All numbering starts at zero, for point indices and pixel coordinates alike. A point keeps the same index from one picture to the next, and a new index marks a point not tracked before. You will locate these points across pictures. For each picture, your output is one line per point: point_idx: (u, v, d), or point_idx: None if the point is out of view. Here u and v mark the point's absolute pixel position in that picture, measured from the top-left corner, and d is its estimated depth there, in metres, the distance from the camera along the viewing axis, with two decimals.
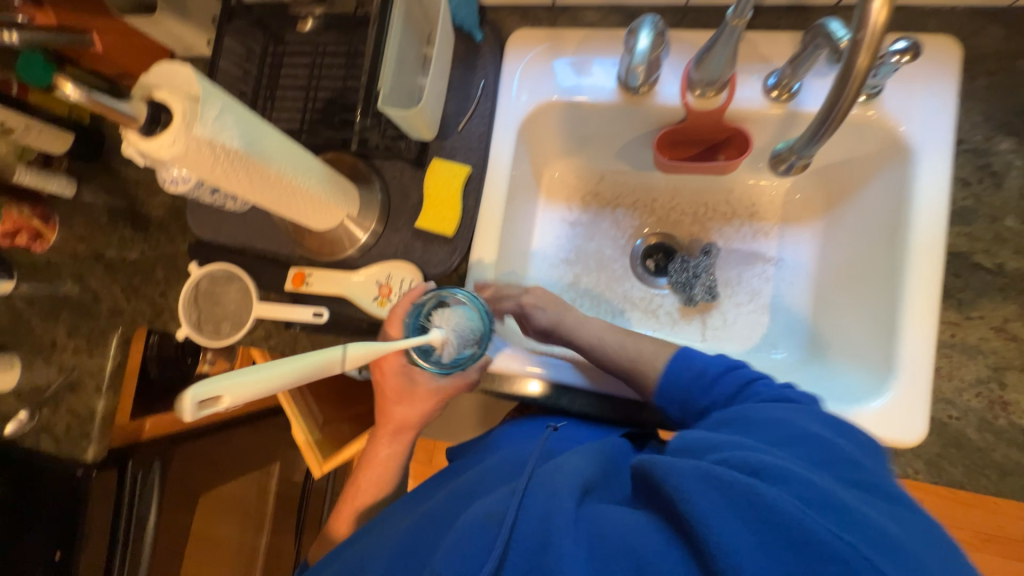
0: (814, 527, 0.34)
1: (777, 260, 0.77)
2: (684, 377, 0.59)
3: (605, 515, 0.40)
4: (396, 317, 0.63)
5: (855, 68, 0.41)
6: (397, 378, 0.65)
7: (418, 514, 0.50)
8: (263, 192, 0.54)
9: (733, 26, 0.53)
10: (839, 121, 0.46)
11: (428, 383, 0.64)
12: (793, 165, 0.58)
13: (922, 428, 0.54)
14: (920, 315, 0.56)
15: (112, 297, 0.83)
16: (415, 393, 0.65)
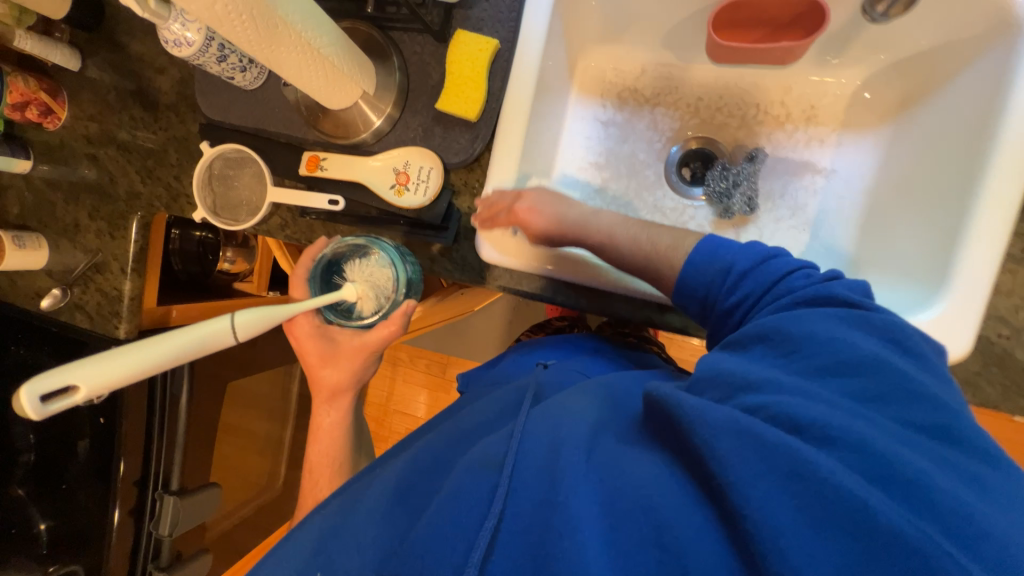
0: (864, 502, 0.30)
1: (830, 171, 0.69)
2: (698, 276, 0.52)
3: (617, 462, 0.38)
4: (301, 279, 0.64)
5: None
6: (316, 341, 0.66)
7: (430, 443, 0.53)
8: (272, 45, 0.48)
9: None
10: None
11: (352, 340, 0.65)
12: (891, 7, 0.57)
13: (971, 342, 0.51)
14: (994, 219, 0.51)
15: (128, 180, 0.82)
16: (339, 352, 0.66)
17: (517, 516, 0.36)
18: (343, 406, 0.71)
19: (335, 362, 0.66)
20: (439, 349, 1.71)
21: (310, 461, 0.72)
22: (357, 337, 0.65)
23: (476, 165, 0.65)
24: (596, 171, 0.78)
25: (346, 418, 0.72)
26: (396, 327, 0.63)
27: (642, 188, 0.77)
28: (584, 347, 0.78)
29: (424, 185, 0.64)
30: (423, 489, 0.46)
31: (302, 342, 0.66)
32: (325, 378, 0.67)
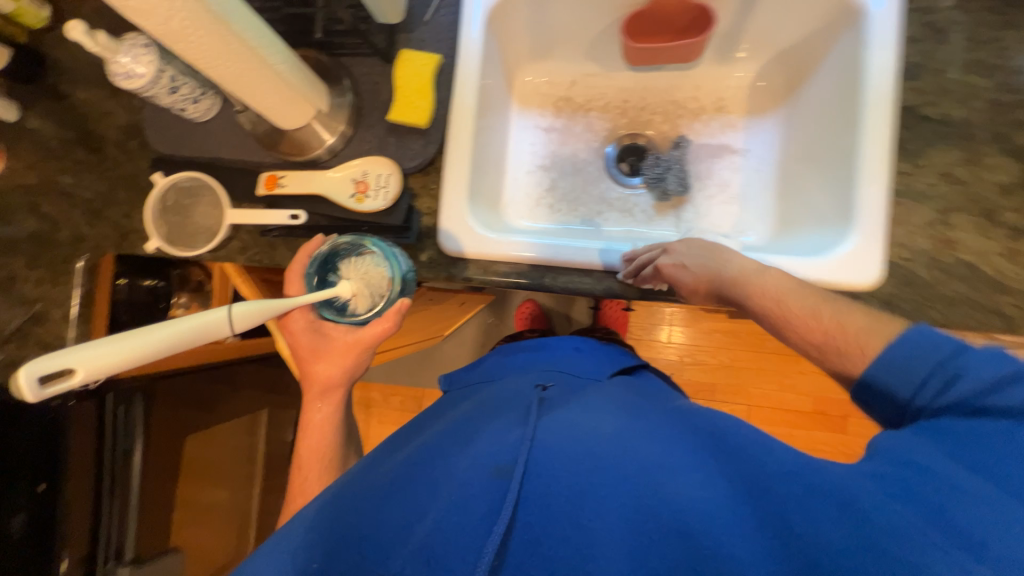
0: (860, 543, 0.37)
1: (745, 150, 0.80)
2: (890, 378, 0.46)
3: (650, 489, 0.42)
4: (297, 273, 0.65)
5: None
6: (309, 336, 0.66)
7: (434, 437, 0.55)
8: (225, 61, 0.52)
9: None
10: None
11: (344, 337, 0.66)
12: None
13: (879, 271, 0.58)
14: (875, 165, 0.59)
15: (71, 223, 0.79)
16: (331, 349, 0.66)
17: (541, 526, 0.41)
18: (336, 399, 0.73)
19: (327, 356, 0.67)
20: (413, 383, 1.67)
21: (303, 453, 0.74)
22: (348, 332, 0.65)
23: (432, 169, 0.70)
24: (545, 173, 0.85)
25: (336, 413, 0.74)
26: (390, 325, 0.64)
27: (587, 182, 0.85)
28: (568, 347, 0.79)
29: (383, 190, 0.67)
30: (425, 481, 0.47)
31: (295, 337, 0.66)
32: (318, 372, 0.68)
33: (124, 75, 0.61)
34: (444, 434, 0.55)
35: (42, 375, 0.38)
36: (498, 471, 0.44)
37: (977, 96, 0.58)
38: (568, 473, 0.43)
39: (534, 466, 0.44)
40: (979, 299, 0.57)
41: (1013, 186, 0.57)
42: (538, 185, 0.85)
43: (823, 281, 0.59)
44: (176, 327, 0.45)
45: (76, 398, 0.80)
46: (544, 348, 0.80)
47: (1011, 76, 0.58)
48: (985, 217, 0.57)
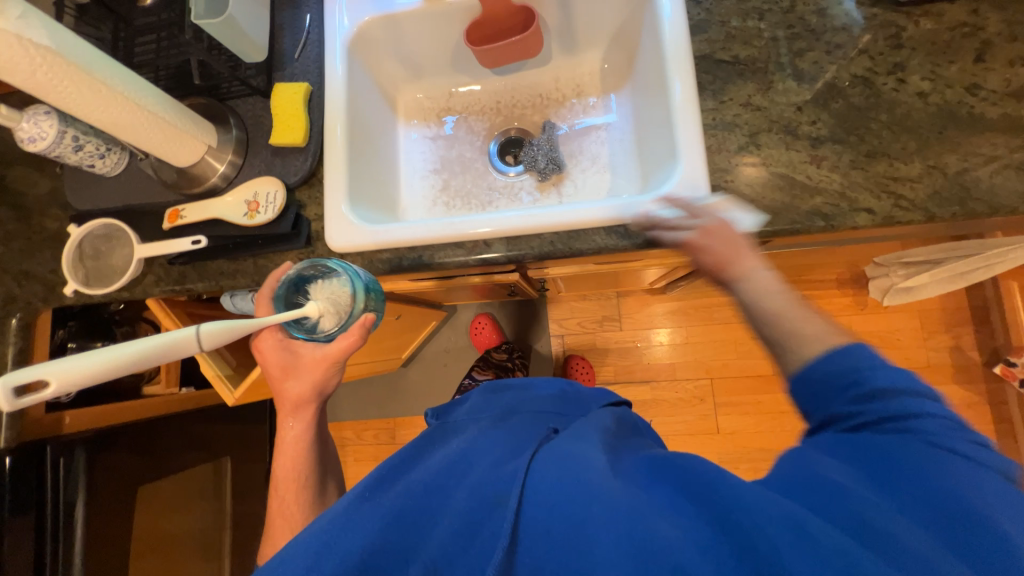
0: (853, 556, 0.36)
1: (607, 125, 0.89)
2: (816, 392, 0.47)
3: (646, 514, 0.42)
4: (266, 297, 0.70)
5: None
6: (280, 355, 0.72)
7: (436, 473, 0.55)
8: (101, 108, 0.60)
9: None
10: None
11: (312, 352, 0.71)
12: None
13: (705, 195, 0.64)
14: (686, 107, 0.67)
15: (3, 287, 0.86)
16: (299, 365, 0.71)
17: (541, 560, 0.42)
18: (307, 418, 0.77)
19: (298, 374, 0.72)
20: (383, 413, 1.68)
21: (279, 474, 0.78)
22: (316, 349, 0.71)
23: (316, 180, 0.78)
24: (437, 175, 0.93)
25: (308, 433, 0.78)
26: (356, 338, 0.68)
27: (476, 177, 0.93)
28: (549, 388, 0.74)
29: (272, 205, 0.74)
30: (424, 515, 0.50)
31: (266, 356, 0.72)
32: (287, 393, 0.73)
33: (30, 140, 0.70)
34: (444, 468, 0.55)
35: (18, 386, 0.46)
36: (493, 498, 0.48)
37: (757, 37, 0.67)
38: (565, 498, 0.44)
39: (527, 494, 0.46)
40: (799, 204, 0.63)
41: (805, 103, 0.65)
42: (433, 187, 0.93)
43: (659, 214, 0.65)
44: (136, 349, 0.51)
45: (13, 453, 0.84)
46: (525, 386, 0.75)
47: (782, 16, 0.67)
48: (787, 133, 0.65)
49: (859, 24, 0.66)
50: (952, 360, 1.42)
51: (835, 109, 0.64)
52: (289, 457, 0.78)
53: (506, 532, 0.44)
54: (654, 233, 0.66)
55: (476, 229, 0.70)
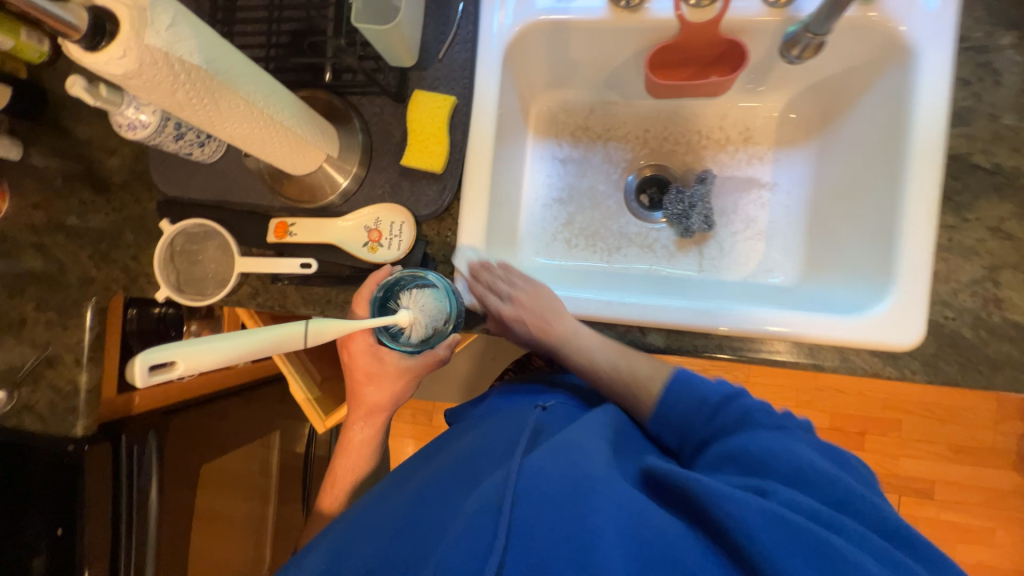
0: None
1: (773, 185, 0.75)
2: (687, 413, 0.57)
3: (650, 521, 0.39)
4: (364, 298, 0.61)
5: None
6: (366, 359, 0.63)
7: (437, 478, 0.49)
8: (236, 124, 0.49)
9: (809, 44, 0.59)
10: None
11: (397, 364, 0.63)
12: (806, 47, 0.59)
13: (921, 330, 0.55)
14: (920, 221, 0.56)
15: (80, 266, 0.78)
16: (383, 374, 0.64)
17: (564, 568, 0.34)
18: (379, 423, 0.70)
19: (379, 380, 0.65)
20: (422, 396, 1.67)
21: (336, 470, 0.72)
22: (401, 360, 0.63)
23: (445, 215, 0.68)
24: (562, 206, 0.81)
25: (380, 435, 0.70)
26: (439, 359, 0.62)
27: (606, 217, 0.80)
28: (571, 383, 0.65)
29: (398, 239, 0.65)
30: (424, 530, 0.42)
31: (354, 359, 0.64)
32: (368, 395, 0.66)
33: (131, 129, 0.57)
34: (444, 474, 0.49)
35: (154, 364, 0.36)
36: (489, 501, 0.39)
37: None
38: (562, 510, 0.37)
39: (522, 492, 0.39)
40: None
41: None
42: (556, 218, 0.81)
43: (862, 341, 0.56)
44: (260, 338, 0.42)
45: (90, 442, 0.80)
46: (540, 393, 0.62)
47: None
48: None
49: None
50: (1017, 448, 1.38)
51: None
52: (352, 457, 0.71)
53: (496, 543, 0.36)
54: (841, 358, 0.59)
55: (632, 315, 0.61)
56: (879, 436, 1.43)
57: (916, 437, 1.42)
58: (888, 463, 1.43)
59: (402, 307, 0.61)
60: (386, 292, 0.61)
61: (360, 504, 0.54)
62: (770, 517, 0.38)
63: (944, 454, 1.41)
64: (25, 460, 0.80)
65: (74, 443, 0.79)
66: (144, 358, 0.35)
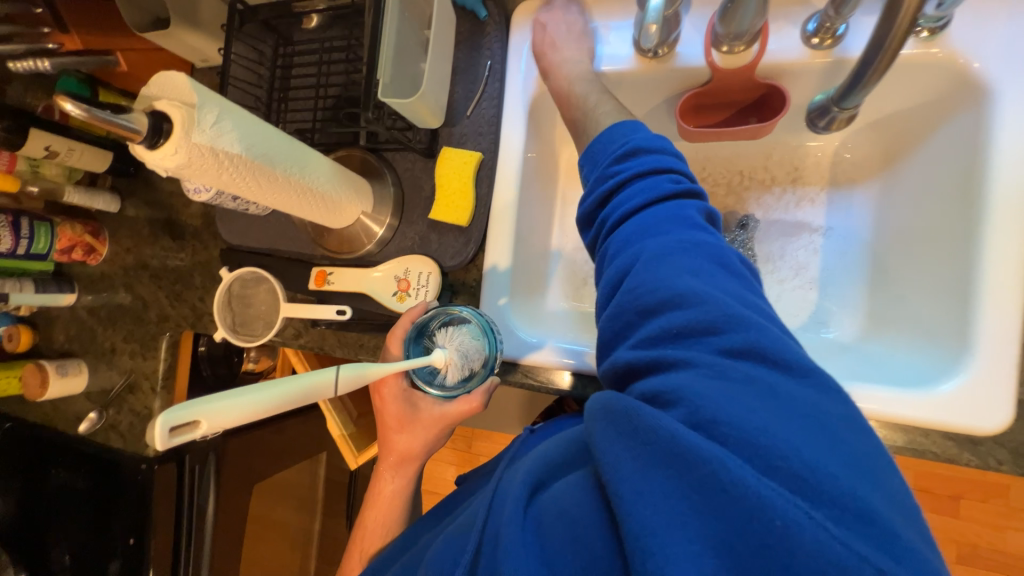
0: (710, 458, 0.29)
1: (825, 229, 0.68)
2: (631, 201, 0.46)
3: (548, 499, 0.38)
4: (397, 337, 0.61)
5: (904, 2, 0.36)
6: (398, 404, 0.62)
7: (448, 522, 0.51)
8: (276, 196, 0.53)
9: (835, 117, 0.57)
10: (887, 65, 0.42)
11: (430, 409, 0.61)
12: (833, 118, 0.59)
13: (1009, 413, 0.47)
14: (1004, 284, 0.48)
15: (159, 304, 0.89)
16: (416, 420, 0.62)
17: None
18: (409, 473, 0.66)
19: (411, 428, 0.62)
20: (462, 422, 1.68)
21: (366, 525, 0.67)
22: (434, 405, 0.61)
23: (472, 265, 0.69)
24: None
25: (410, 486, 0.67)
26: (475, 406, 0.60)
27: None
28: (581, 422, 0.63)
29: (424, 290, 0.67)
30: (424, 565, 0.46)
31: (385, 404, 0.62)
32: (398, 442, 0.64)
33: (197, 193, 0.58)
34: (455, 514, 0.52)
35: (175, 425, 0.34)
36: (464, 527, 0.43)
37: None
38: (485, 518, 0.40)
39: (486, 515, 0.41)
40: None
41: None
42: (587, 261, 0.77)
43: (931, 423, 0.49)
44: (285, 390, 0.40)
45: (159, 461, 0.90)
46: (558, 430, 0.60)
47: None
48: None
49: None
50: None
51: None
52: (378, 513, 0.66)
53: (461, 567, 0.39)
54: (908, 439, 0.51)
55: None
56: (980, 503, 1.21)
57: None
58: (993, 537, 1.21)
59: (438, 346, 0.62)
60: (421, 330, 0.63)
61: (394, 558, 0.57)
62: (604, 415, 0.35)
63: None
64: (110, 473, 0.91)
65: (146, 462, 0.89)
66: (169, 419, 0.33)
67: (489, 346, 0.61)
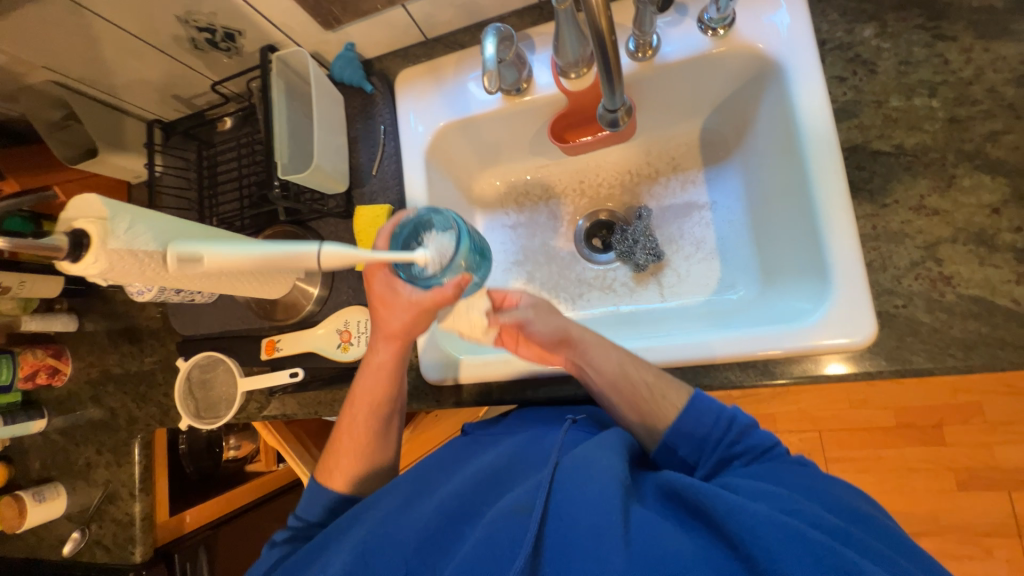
0: None
1: (711, 204, 0.76)
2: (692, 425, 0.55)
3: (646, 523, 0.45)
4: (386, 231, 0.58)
5: (601, 29, 0.43)
6: (382, 285, 0.59)
7: (460, 487, 0.54)
8: (205, 280, 0.59)
9: (619, 115, 0.59)
10: (618, 68, 0.48)
11: (408, 297, 0.58)
12: (618, 117, 0.60)
13: (872, 325, 0.53)
14: (837, 218, 0.55)
15: (127, 409, 0.92)
16: (398, 305, 0.58)
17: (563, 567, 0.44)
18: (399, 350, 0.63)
19: (394, 308, 0.59)
20: None
21: (355, 390, 0.66)
22: (412, 293, 0.57)
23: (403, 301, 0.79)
24: (519, 268, 0.83)
25: (399, 361, 0.64)
26: (447, 299, 0.55)
27: (562, 268, 0.81)
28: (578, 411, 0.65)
29: (365, 336, 0.72)
30: (447, 547, 0.50)
31: (372, 285, 0.59)
32: (384, 323, 0.61)
33: (140, 294, 0.63)
34: (472, 481, 0.55)
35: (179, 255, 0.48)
36: (519, 510, 0.48)
37: (928, 118, 0.55)
38: (578, 520, 0.46)
39: (550, 513, 0.47)
40: (1000, 336, 0.51)
41: (1003, 204, 0.52)
42: (517, 279, 0.83)
43: (812, 350, 0.55)
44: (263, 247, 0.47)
45: (147, 566, 0.89)
46: (545, 417, 0.64)
47: (964, 89, 0.54)
48: (979, 244, 0.52)
49: None
50: None
51: None
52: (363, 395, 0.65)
53: (526, 548, 0.44)
54: (801, 369, 0.57)
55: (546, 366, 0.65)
56: (962, 425, 1.24)
57: (1007, 418, 1.22)
58: (984, 455, 1.23)
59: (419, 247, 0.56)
60: (406, 228, 0.58)
61: (381, 495, 0.58)
62: (762, 520, 0.42)
63: None
64: None
65: (134, 569, 0.88)
66: (174, 249, 0.48)
67: (462, 241, 0.54)
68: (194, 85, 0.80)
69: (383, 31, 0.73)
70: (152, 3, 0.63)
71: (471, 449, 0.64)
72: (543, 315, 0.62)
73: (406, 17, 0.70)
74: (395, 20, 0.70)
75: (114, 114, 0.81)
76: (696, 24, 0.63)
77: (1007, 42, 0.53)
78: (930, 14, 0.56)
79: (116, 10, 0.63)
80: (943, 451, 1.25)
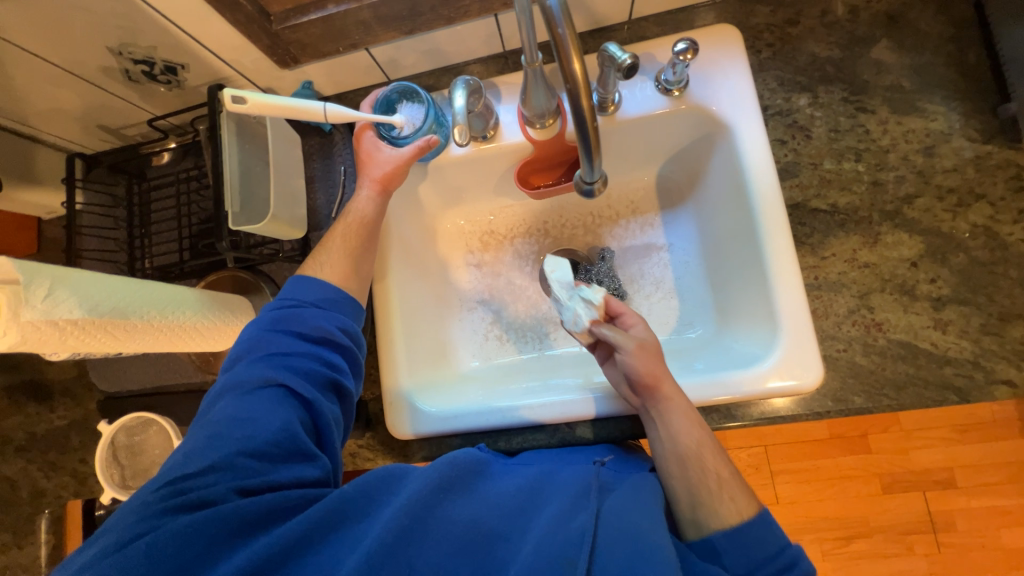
0: None
1: (669, 246, 0.80)
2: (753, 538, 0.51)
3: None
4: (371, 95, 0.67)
5: (583, 110, 0.45)
6: (367, 143, 0.66)
7: (489, 518, 0.48)
8: (142, 341, 0.53)
9: (595, 185, 0.60)
10: (597, 145, 0.49)
11: (390, 153, 0.65)
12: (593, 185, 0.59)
13: (820, 369, 0.58)
14: (784, 268, 0.60)
15: (30, 480, 0.80)
16: (381, 157, 0.65)
17: None
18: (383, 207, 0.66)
19: (380, 160, 0.65)
20: None
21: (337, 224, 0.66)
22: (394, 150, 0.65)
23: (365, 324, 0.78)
24: (486, 308, 0.82)
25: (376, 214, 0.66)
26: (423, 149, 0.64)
27: (529, 308, 0.81)
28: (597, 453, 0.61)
29: None
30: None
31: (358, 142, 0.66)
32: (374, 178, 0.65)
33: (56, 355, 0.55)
34: (501, 514, 0.49)
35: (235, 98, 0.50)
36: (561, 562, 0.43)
37: (856, 181, 0.61)
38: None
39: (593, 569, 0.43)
40: (925, 376, 0.57)
41: (920, 258, 0.59)
42: (482, 320, 0.82)
43: (768, 394, 0.58)
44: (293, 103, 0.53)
45: None
46: (566, 458, 0.60)
47: (883, 156, 0.61)
48: (902, 293, 0.59)
49: (970, 163, 0.59)
50: None
51: (956, 264, 0.58)
52: (358, 224, 0.65)
53: None
54: (761, 412, 0.60)
55: (516, 416, 0.65)
56: (883, 433, 1.36)
57: (919, 426, 1.35)
58: (901, 460, 1.35)
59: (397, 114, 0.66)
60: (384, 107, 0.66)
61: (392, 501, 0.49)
62: None
63: (951, 436, 1.33)
64: None
65: None
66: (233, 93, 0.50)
67: (430, 110, 0.66)
68: (127, 117, 0.73)
69: (343, 71, 0.70)
70: (79, 33, 0.57)
71: (492, 460, 0.57)
72: (644, 354, 0.58)
73: (369, 59, 0.68)
74: (357, 61, 0.68)
75: (26, 144, 0.72)
76: (653, 84, 0.67)
77: (914, 116, 0.61)
78: (853, 89, 0.63)
79: (38, 41, 0.57)
80: (867, 458, 1.36)
